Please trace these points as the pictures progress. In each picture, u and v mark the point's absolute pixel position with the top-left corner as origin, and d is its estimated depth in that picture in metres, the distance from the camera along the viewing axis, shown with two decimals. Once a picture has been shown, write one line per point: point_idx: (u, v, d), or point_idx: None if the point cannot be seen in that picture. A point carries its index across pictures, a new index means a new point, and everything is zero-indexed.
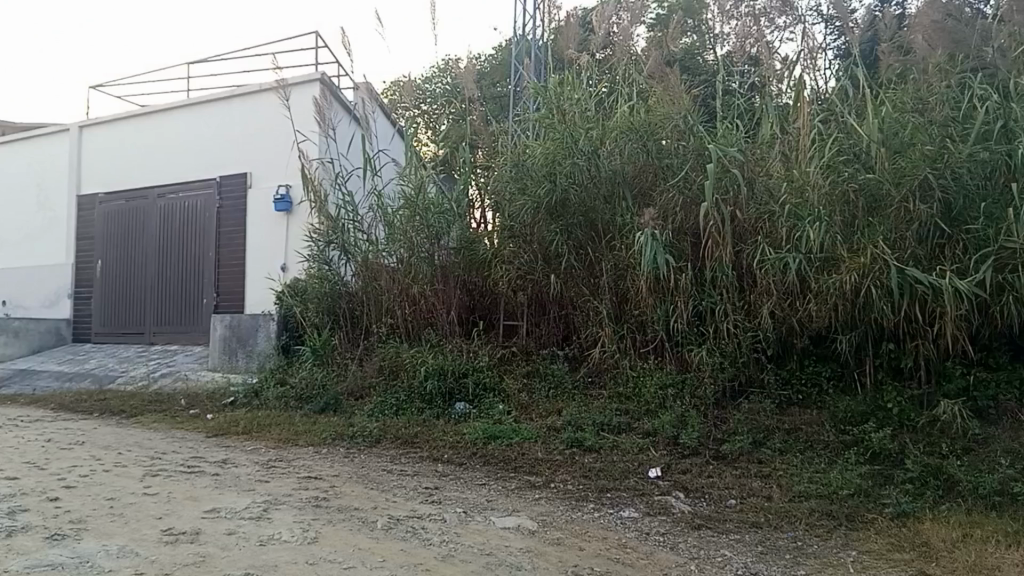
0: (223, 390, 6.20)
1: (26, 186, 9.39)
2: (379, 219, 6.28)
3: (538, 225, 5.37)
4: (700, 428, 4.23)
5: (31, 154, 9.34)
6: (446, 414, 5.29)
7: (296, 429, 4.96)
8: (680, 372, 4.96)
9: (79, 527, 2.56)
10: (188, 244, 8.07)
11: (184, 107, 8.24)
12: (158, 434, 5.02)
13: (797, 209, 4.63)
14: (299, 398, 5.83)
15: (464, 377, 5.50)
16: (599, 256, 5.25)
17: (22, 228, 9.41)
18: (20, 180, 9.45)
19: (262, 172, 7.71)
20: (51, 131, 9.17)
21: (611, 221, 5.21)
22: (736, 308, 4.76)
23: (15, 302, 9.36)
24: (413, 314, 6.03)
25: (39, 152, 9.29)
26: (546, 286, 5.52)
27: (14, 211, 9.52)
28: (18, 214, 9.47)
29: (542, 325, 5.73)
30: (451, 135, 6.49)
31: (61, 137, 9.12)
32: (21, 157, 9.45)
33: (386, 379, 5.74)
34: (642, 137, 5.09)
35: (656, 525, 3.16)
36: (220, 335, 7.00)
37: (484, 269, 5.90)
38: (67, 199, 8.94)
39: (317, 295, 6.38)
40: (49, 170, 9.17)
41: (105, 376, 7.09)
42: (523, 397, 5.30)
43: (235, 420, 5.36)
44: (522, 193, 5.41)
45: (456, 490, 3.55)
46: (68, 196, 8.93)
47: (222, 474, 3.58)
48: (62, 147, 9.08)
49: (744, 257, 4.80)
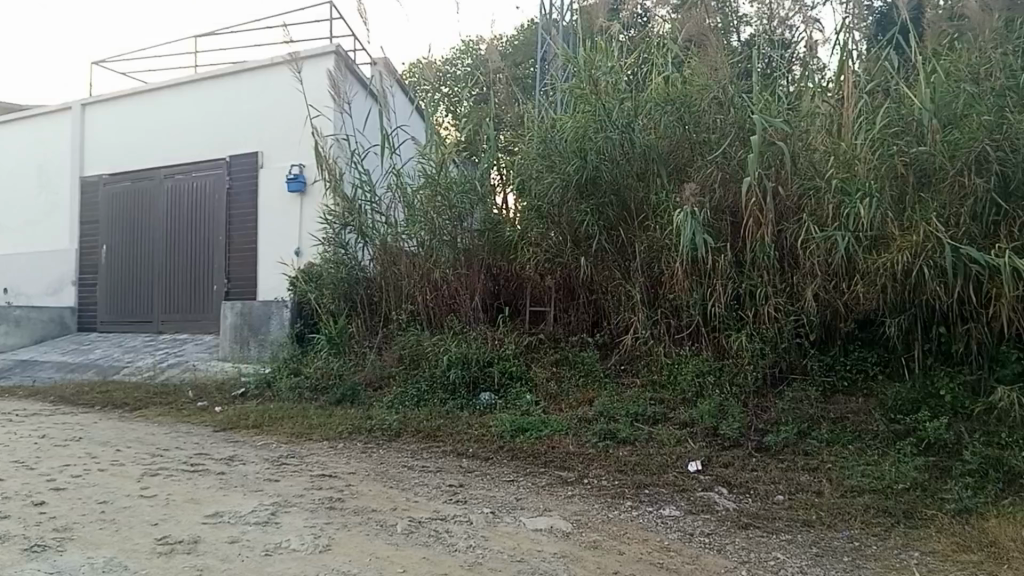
0: (234, 381, 6.01)
1: (27, 169, 9.22)
2: (398, 199, 6.02)
3: (566, 206, 5.11)
4: (741, 418, 3.91)
5: (33, 136, 9.17)
6: (469, 405, 5.03)
7: (310, 422, 4.75)
8: (718, 359, 4.67)
9: (64, 537, 2.49)
10: (198, 229, 7.86)
11: (192, 83, 8.02)
12: (166, 429, 4.85)
13: (845, 183, 4.30)
14: (314, 388, 5.61)
15: (488, 367, 5.24)
16: (631, 237, 5.02)
17: (23, 212, 9.26)
18: (21, 163, 9.28)
19: (275, 152, 7.47)
20: (52, 112, 8.98)
21: (644, 201, 4.96)
22: (778, 291, 4.44)
23: (17, 289, 9.23)
24: (435, 299, 5.79)
25: (40, 134, 9.11)
26: (577, 272, 5.27)
27: (16, 196, 9.36)
28: (19, 198, 9.31)
29: (571, 311, 5.46)
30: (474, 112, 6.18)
31: (63, 118, 8.93)
32: (22, 139, 9.27)
33: (406, 368, 5.49)
34: (679, 109, 4.88)
35: (700, 526, 2.77)
36: (230, 322, 6.80)
37: (508, 252, 5.63)
38: (70, 183, 8.79)
39: (333, 281, 6.13)
40: (51, 153, 9.00)
41: (111, 367, 6.92)
42: (552, 386, 5.04)
43: (245, 413, 5.16)
44: (550, 170, 5.14)
45: (483, 488, 3.32)
46: (72, 179, 8.77)
47: (228, 473, 3.59)
48: (65, 128, 8.90)
49: (787, 236, 4.49)
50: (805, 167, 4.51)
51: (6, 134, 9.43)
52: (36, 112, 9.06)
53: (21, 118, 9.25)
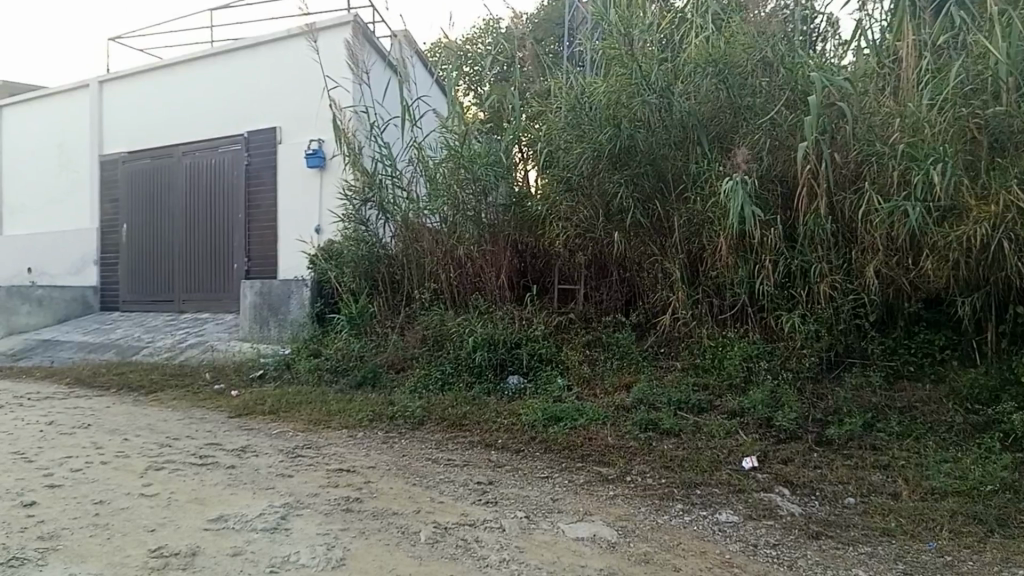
0: (251, 362, 5.76)
1: (47, 148, 9.01)
2: (420, 173, 5.71)
3: (597, 176, 4.71)
4: (799, 408, 3.57)
5: (52, 114, 8.96)
6: (496, 390, 4.69)
7: (328, 408, 4.46)
8: (767, 342, 4.34)
9: (49, 547, 2.24)
10: (216, 207, 7.60)
11: (209, 57, 7.72)
12: (180, 415, 4.62)
13: (912, 147, 3.82)
14: (334, 370, 5.32)
15: (517, 349, 4.91)
16: (670, 211, 4.64)
17: (44, 192, 9.06)
18: (42, 142, 9.07)
19: (293, 126, 7.17)
20: (69, 88, 8.73)
21: (684, 171, 4.59)
22: (835, 267, 4.08)
23: (39, 269, 9.06)
24: (459, 278, 5.49)
25: (60, 112, 8.89)
26: (610, 248, 4.92)
27: (36, 175, 9.16)
28: (40, 178, 9.11)
29: (603, 289, 5.13)
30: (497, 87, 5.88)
31: (81, 95, 8.69)
32: (42, 117, 9.05)
33: (429, 350, 5.18)
34: (721, 71, 4.43)
35: (763, 533, 2.46)
36: (250, 302, 6.51)
37: (536, 228, 5.30)
38: (89, 162, 8.56)
39: (354, 259, 5.84)
40: (70, 130, 8.78)
41: (130, 348, 6.70)
42: (584, 370, 4.67)
43: (262, 397, 4.90)
44: (582, 138, 4.76)
45: (514, 487, 3.02)
46: (91, 158, 8.54)
47: (239, 467, 3.32)
48: (84, 105, 8.66)
49: (845, 207, 4.10)
50: (865, 135, 4.08)
51: (26, 112, 9.22)
52: (54, 89, 8.83)
53: (40, 96, 9.02)
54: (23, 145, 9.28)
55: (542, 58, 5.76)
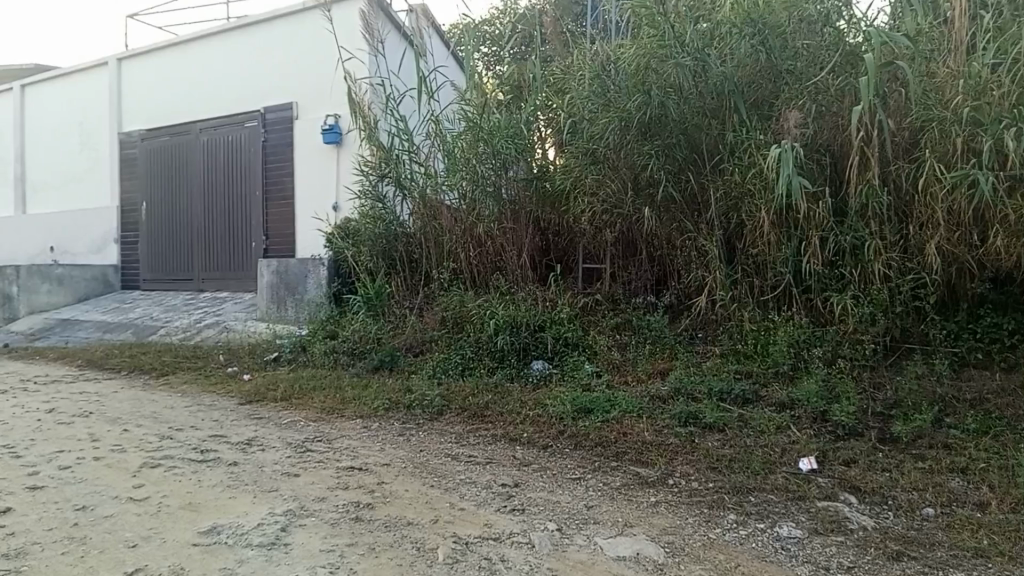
0: (266, 344, 5.31)
1: (67, 126, 8.63)
2: (438, 148, 5.36)
3: (625, 149, 4.36)
4: (858, 401, 3.22)
5: (71, 92, 8.58)
6: (520, 376, 4.16)
7: (344, 396, 4.05)
8: (817, 327, 3.89)
9: (16, 566, 1.98)
10: (234, 184, 7.26)
11: (225, 33, 7.33)
12: (187, 400, 4.25)
13: (977, 112, 3.38)
14: (351, 353, 4.91)
15: (540, 333, 4.43)
16: (705, 183, 4.26)
17: (65, 170, 8.68)
18: (61, 120, 8.68)
19: (307, 100, 6.79)
20: (88, 66, 8.36)
21: (718, 141, 4.20)
22: (891, 244, 3.66)
23: (62, 248, 8.66)
24: (479, 256, 5.14)
25: (78, 91, 8.51)
26: (640, 224, 4.53)
27: (56, 153, 8.77)
28: (60, 156, 8.74)
29: (632, 268, 4.76)
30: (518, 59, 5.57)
31: (99, 73, 8.31)
32: (61, 95, 8.68)
33: (450, 332, 4.83)
34: (761, 31, 4.00)
35: (831, 551, 2.18)
36: (266, 282, 6.20)
37: (560, 205, 4.94)
38: (110, 139, 8.19)
39: (370, 237, 5.50)
40: (90, 109, 8.40)
41: (146, 328, 6.39)
42: (614, 355, 4.19)
43: (275, 382, 4.45)
44: (610, 105, 4.38)
45: (543, 490, 2.72)
46: (111, 136, 8.17)
47: (242, 464, 3.04)
48: (101, 83, 8.28)
49: (903, 177, 3.67)
50: (926, 89, 3.62)
51: (44, 90, 8.83)
52: (73, 68, 8.45)
53: (57, 74, 8.64)
54: (42, 124, 8.89)
55: (566, 31, 5.38)
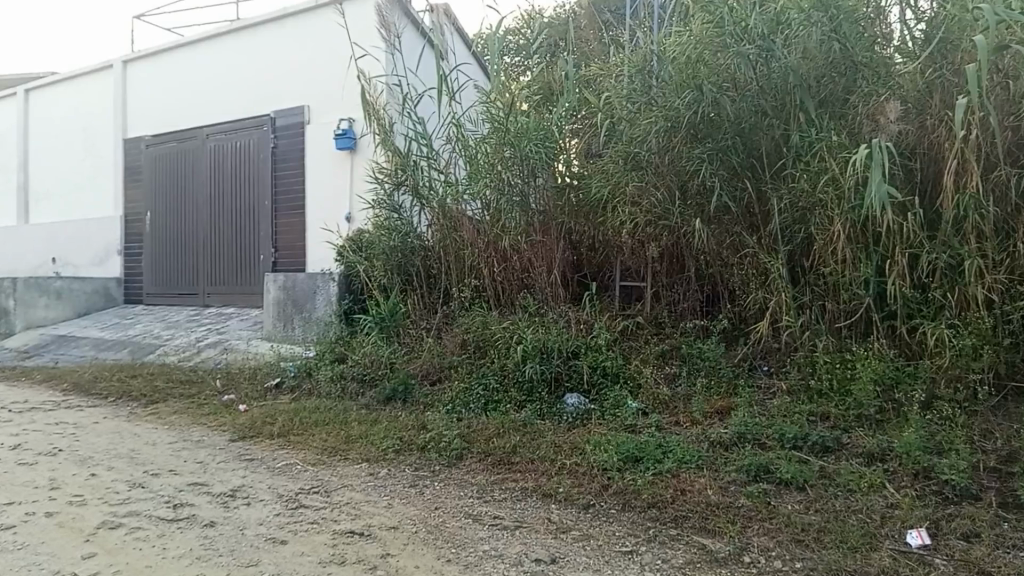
0: (268, 368, 4.79)
1: (73, 132, 8.14)
2: (460, 153, 4.82)
3: (671, 154, 3.83)
4: (968, 455, 2.66)
5: (77, 96, 8.09)
6: (552, 413, 3.60)
7: (349, 433, 3.50)
8: (907, 360, 3.30)
9: None
10: (241, 192, 6.73)
11: (235, 33, 6.81)
12: (173, 435, 3.73)
13: None
14: (360, 380, 4.37)
15: (573, 361, 3.85)
16: (765, 191, 3.71)
17: (70, 178, 8.19)
18: (67, 125, 8.21)
19: (320, 103, 6.27)
20: (94, 69, 7.87)
21: (782, 144, 3.66)
22: (997, 264, 3.09)
23: (64, 260, 8.17)
24: (505, 272, 4.59)
25: (84, 94, 8.03)
26: (690, 238, 3.96)
27: (61, 160, 8.29)
28: (65, 163, 8.25)
29: (678, 286, 4.20)
30: (548, 57, 5.06)
31: (106, 76, 7.81)
32: (67, 98, 8.20)
33: (471, 357, 4.28)
34: (834, 17, 3.45)
35: None
36: (273, 298, 5.65)
37: (597, 217, 4.40)
38: (114, 146, 7.68)
39: (384, 250, 4.97)
40: (95, 113, 7.90)
41: (145, 347, 5.88)
42: (661, 389, 3.62)
43: (273, 414, 3.92)
44: (653, 104, 3.85)
45: (587, 569, 2.18)
46: (115, 142, 7.67)
47: (222, 525, 2.53)
48: (107, 86, 7.78)
49: (1013, 185, 3.10)
50: None
51: (52, 94, 8.36)
52: (79, 71, 7.97)
53: (63, 77, 8.16)
54: (48, 129, 8.42)
55: (604, 36, 4.97)
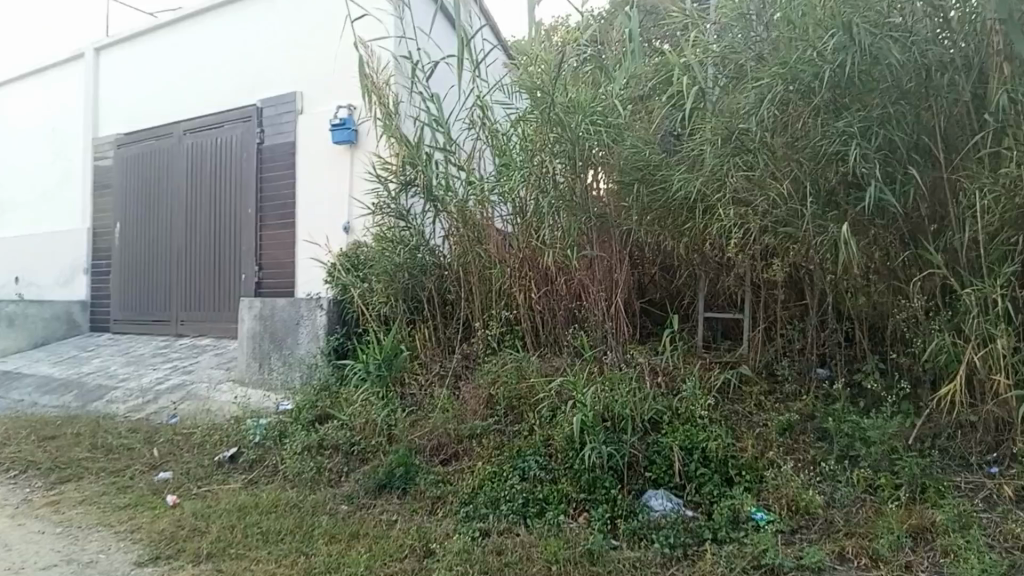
0: (229, 428, 3.54)
1: (40, 131, 7.04)
2: (487, 143, 3.60)
3: (799, 132, 2.60)
4: None
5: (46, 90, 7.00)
6: (630, 524, 2.31)
7: (310, 563, 2.22)
8: None
9: None
10: (222, 198, 5.54)
11: (218, 10, 5.66)
12: (55, 551, 2.48)
13: None
14: (346, 454, 3.11)
15: (654, 440, 2.57)
16: (947, 184, 2.54)
17: (36, 184, 7.08)
18: (33, 124, 7.11)
19: (316, 86, 5.08)
20: (64, 58, 6.76)
21: (971, 109, 2.50)
22: None
23: (27, 278, 7.04)
24: (547, 299, 3.33)
25: (52, 87, 6.93)
26: (828, 255, 2.71)
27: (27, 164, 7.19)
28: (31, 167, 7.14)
29: (801, 321, 2.99)
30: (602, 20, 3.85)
31: (76, 66, 6.71)
32: (35, 93, 7.11)
33: (501, 423, 3.01)
34: None
35: None
36: (246, 330, 4.36)
37: (678, 222, 3.09)
38: (83, 146, 6.56)
39: (383, 270, 3.69)
40: (63, 109, 6.80)
41: (92, 392, 4.66)
42: (802, 489, 2.33)
43: (213, 512, 2.66)
44: (769, 60, 2.64)
45: None
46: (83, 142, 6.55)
47: None
48: (77, 77, 6.67)
49: None
50: None
51: (20, 89, 7.28)
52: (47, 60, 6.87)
53: (31, 68, 7.07)
54: (14, 128, 7.33)
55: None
